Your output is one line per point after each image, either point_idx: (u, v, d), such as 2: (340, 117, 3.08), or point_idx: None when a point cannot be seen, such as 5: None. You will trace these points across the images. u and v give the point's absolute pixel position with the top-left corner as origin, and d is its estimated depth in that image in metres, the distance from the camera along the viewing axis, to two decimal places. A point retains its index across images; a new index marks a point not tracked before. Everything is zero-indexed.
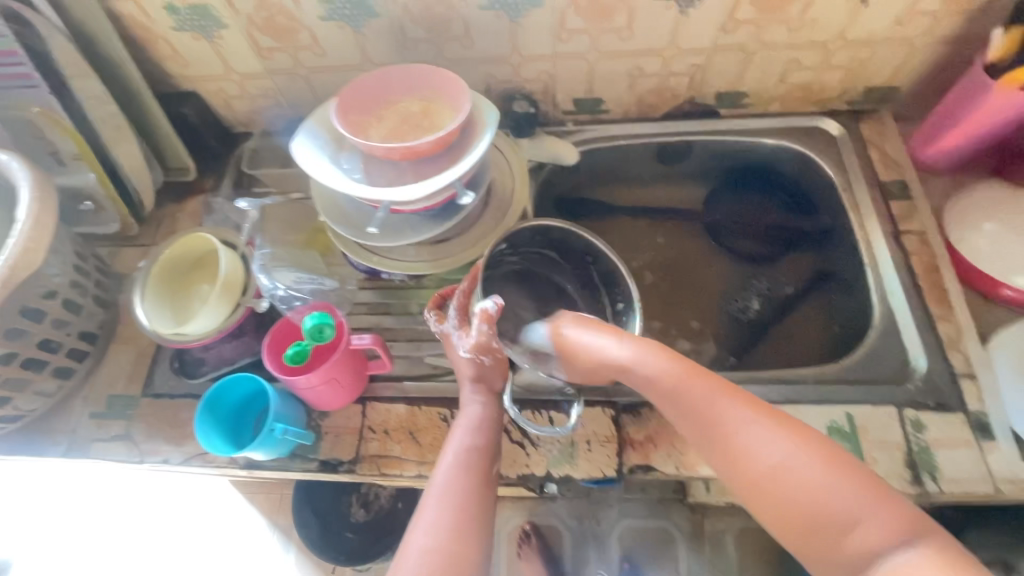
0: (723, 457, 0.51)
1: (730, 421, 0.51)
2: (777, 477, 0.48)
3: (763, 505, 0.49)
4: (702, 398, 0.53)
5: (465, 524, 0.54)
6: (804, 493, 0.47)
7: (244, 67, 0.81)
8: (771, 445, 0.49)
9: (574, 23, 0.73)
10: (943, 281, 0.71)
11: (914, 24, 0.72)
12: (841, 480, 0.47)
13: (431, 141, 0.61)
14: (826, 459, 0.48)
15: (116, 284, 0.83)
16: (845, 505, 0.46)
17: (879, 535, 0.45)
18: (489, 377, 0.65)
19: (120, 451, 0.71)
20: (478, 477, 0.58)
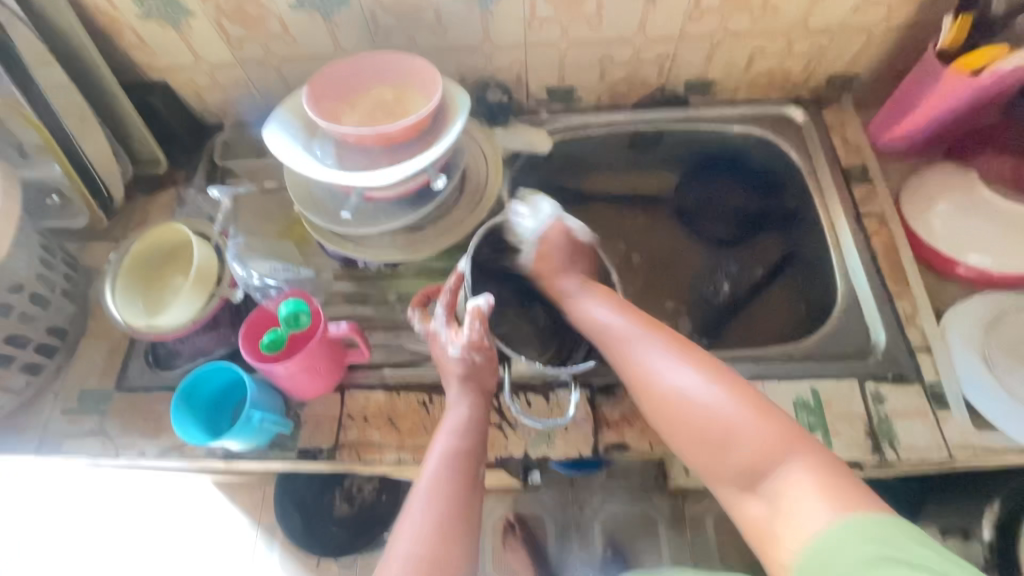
0: (637, 386, 0.59)
1: (645, 356, 0.59)
2: (678, 400, 0.55)
3: (670, 427, 0.56)
4: (624, 335, 0.61)
5: (456, 528, 0.55)
6: (699, 413, 0.54)
7: (214, 57, 0.81)
8: (676, 373, 0.56)
9: (544, 11, 0.74)
10: (901, 260, 0.74)
11: (871, 13, 0.74)
12: (733, 401, 0.53)
13: (403, 127, 0.62)
14: (727, 385, 0.55)
15: (86, 279, 0.81)
16: (733, 424, 0.53)
17: (761, 450, 0.51)
18: (477, 380, 0.65)
19: (94, 446, 0.70)
20: (463, 483, 0.58)
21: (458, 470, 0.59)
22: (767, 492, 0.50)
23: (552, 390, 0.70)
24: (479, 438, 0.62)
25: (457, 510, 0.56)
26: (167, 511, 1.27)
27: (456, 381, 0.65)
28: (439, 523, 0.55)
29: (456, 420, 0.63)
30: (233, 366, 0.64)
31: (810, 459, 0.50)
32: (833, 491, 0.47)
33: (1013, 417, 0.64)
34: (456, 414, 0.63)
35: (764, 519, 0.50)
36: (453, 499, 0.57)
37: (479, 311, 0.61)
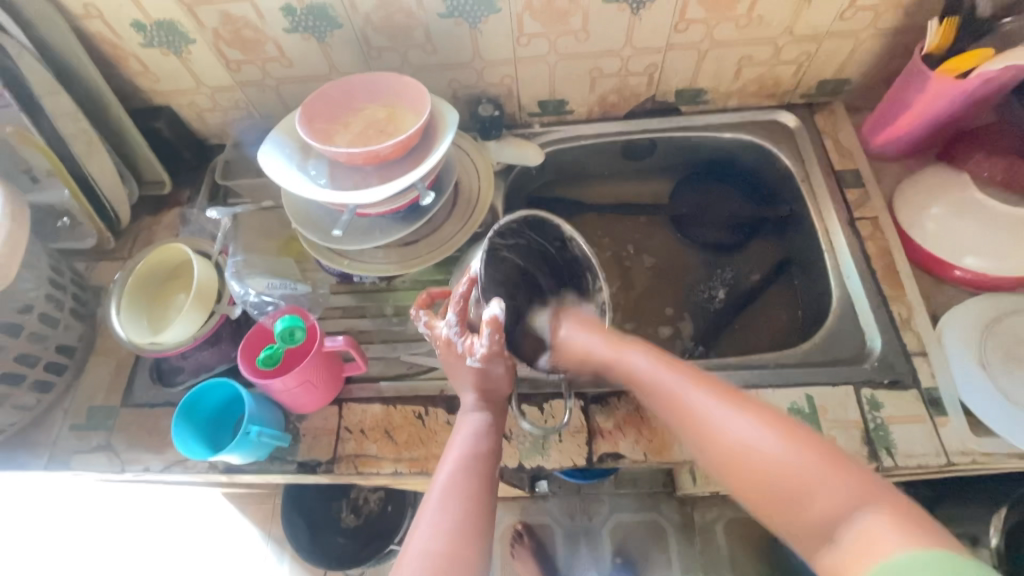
0: (690, 433, 0.53)
1: (696, 403, 0.53)
2: (742, 446, 0.49)
3: (736, 480, 0.49)
4: (674, 386, 0.55)
5: (473, 528, 0.53)
6: (766, 465, 0.47)
7: (214, 81, 0.83)
8: (733, 424, 0.50)
9: (532, 27, 0.75)
10: (895, 264, 0.74)
11: (857, 19, 0.75)
12: (796, 445, 0.48)
13: (392, 146, 0.63)
14: (788, 432, 0.49)
15: (94, 297, 0.84)
16: (800, 473, 0.46)
17: (834, 501, 0.44)
18: (495, 388, 0.65)
19: (101, 461, 0.72)
20: (481, 480, 0.58)
21: (475, 471, 0.58)
22: (843, 544, 0.42)
23: (546, 400, 0.71)
24: (495, 443, 0.62)
25: (473, 510, 0.55)
26: (180, 521, 1.30)
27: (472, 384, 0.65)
28: (454, 521, 0.53)
29: (472, 425, 0.63)
30: (231, 382, 0.66)
31: (895, 511, 0.42)
32: (915, 532, 0.40)
33: (1013, 421, 0.63)
34: (472, 420, 0.64)
35: (841, 570, 0.41)
36: (470, 498, 0.56)
37: (496, 320, 0.58)
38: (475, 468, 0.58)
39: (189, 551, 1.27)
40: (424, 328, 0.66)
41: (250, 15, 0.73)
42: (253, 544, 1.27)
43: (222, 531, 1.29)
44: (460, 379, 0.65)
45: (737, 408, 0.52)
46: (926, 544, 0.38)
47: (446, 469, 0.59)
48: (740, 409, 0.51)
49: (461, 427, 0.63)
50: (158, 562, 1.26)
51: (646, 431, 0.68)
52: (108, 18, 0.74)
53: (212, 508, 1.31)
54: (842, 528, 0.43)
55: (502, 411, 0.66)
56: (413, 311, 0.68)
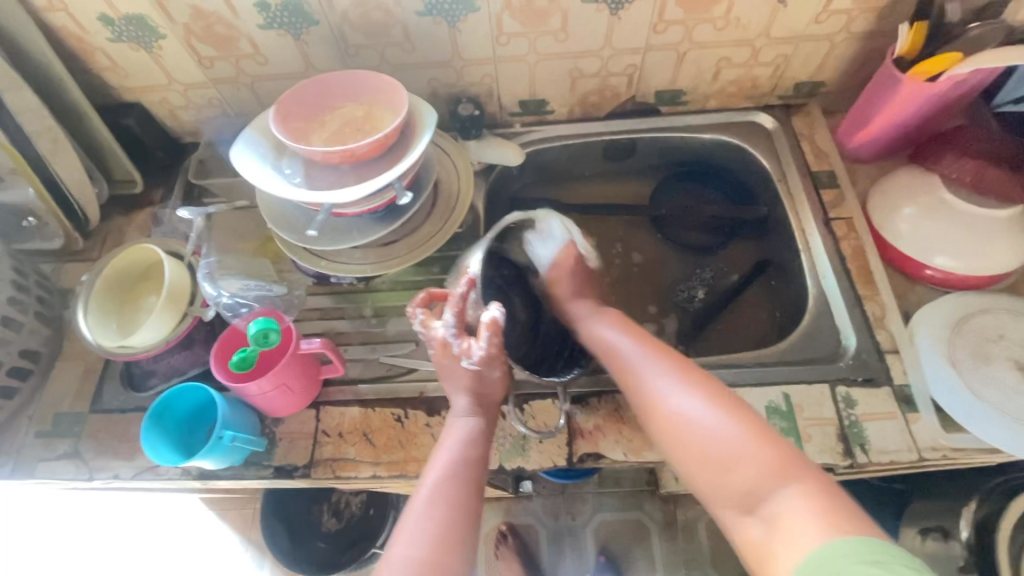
0: (641, 407, 0.61)
1: (650, 379, 0.61)
2: (684, 421, 0.56)
3: (677, 452, 0.57)
4: (633, 361, 0.63)
5: (462, 532, 0.54)
6: (704, 442, 0.55)
7: (187, 78, 0.81)
8: (679, 400, 0.58)
9: (511, 27, 0.75)
10: (869, 263, 0.75)
11: (832, 22, 0.76)
12: (733, 425, 0.55)
13: (369, 145, 0.62)
14: (729, 411, 0.56)
15: (61, 300, 0.82)
16: (733, 450, 0.53)
17: (760, 475, 0.52)
18: (487, 392, 0.65)
19: (68, 469, 0.70)
20: (466, 491, 0.57)
21: (462, 474, 0.58)
22: (763, 517, 0.50)
23: (527, 401, 0.71)
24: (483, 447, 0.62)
25: (458, 516, 0.55)
26: (155, 528, 1.27)
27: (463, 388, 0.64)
28: (442, 526, 0.54)
29: (460, 433, 0.62)
30: (204, 386, 0.64)
31: (809, 483, 0.50)
32: (829, 510, 0.47)
33: (982, 417, 0.64)
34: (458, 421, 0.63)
35: (762, 543, 0.49)
36: (455, 505, 0.56)
37: (492, 322, 0.63)
38: (462, 474, 0.58)
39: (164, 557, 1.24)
40: (420, 325, 0.66)
41: (223, 10, 0.72)
42: (231, 549, 1.24)
43: (199, 536, 1.26)
44: (452, 381, 0.65)
45: (684, 386, 0.59)
46: (841, 532, 0.44)
47: (431, 473, 0.58)
48: (687, 387, 0.59)
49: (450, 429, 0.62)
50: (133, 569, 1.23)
51: (626, 431, 0.68)
52: (74, 11, 0.71)
53: (188, 513, 1.28)
54: (764, 502, 0.51)
55: (492, 418, 0.65)
56: (410, 309, 0.66)
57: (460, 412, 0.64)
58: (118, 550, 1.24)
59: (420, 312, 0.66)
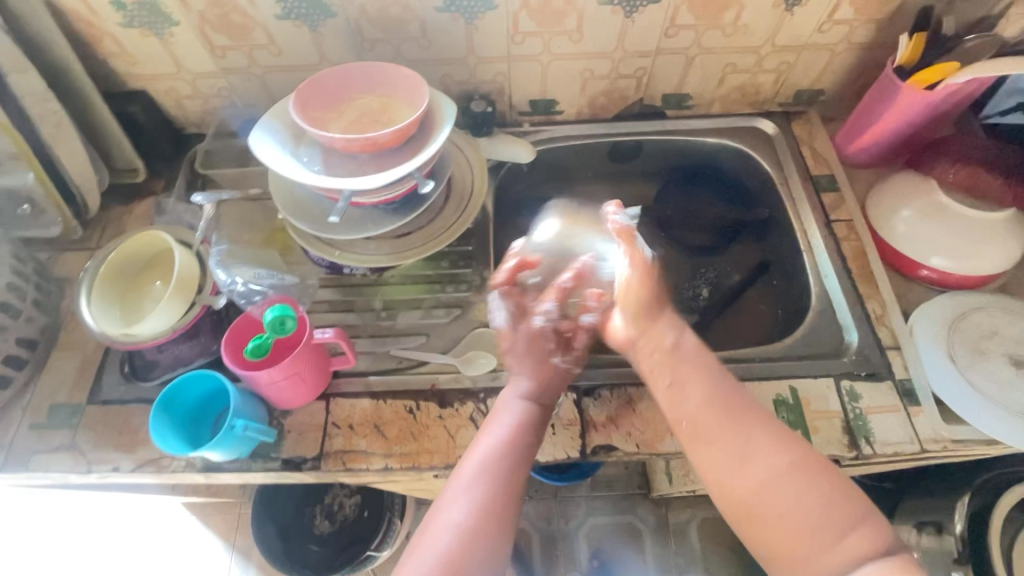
0: (731, 461, 0.53)
1: (741, 425, 0.54)
2: (772, 490, 0.51)
3: (752, 524, 0.52)
4: (725, 404, 0.56)
5: (503, 515, 0.54)
6: (792, 501, 0.50)
7: (198, 67, 0.80)
8: (775, 457, 0.52)
9: (527, 26, 0.77)
10: (869, 264, 0.78)
11: (833, 32, 0.79)
12: (826, 493, 0.50)
13: (391, 134, 0.63)
14: (822, 476, 0.51)
15: (58, 289, 0.79)
16: (823, 520, 0.49)
17: (848, 552, 0.48)
18: (554, 384, 0.64)
19: (65, 462, 0.67)
20: (513, 476, 0.56)
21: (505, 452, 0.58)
22: None
23: None
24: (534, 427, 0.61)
25: (499, 508, 0.54)
26: (134, 533, 1.22)
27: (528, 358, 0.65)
28: (480, 518, 0.53)
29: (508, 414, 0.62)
30: (215, 374, 0.63)
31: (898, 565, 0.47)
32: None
33: (981, 410, 0.67)
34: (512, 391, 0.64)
35: None
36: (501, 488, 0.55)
37: (627, 230, 0.62)
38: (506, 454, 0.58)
39: (146, 561, 1.20)
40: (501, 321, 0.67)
41: None
42: (216, 554, 1.20)
43: (183, 539, 1.22)
44: (520, 366, 0.65)
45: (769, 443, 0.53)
46: None
47: (475, 456, 0.58)
48: (775, 445, 0.53)
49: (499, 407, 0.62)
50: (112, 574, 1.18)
51: (639, 424, 0.69)
52: None
53: (172, 516, 1.24)
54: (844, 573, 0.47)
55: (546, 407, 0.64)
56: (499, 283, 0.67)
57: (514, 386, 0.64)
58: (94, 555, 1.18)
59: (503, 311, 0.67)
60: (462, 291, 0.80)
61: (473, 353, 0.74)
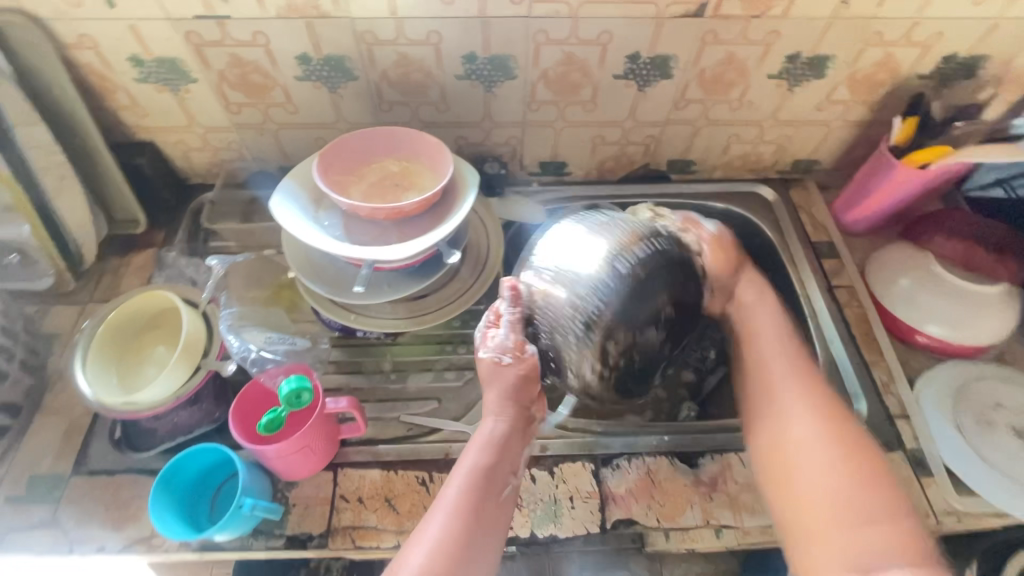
0: (762, 393, 0.63)
1: (791, 401, 0.61)
2: (820, 472, 0.55)
3: (775, 482, 0.58)
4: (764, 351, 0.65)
5: (464, 555, 0.52)
6: (798, 459, 0.57)
7: (210, 122, 0.80)
8: (799, 424, 0.59)
9: (544, 95, 0.78)
10: (872, 332, 0.80)
11: (831, 111, 0.83)
12: (833, 447, 0.57)
13: (416, 204, 0.63)
14: (842, 436, 0.57)
15: (46, 346, 0.75)
16: (818, 476, 0.55)
17: (868, 543, 0.51)
18: (518, 404, 0.61)
19: (43, 541, 0.62)
20: (477, 511, 0.55)
21: (472, 491, 0.55)
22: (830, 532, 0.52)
23: (556, 464, 0.69)
24: (505, 455, 0.59)
25: (463, 553, 0.52)
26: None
27: (505, 390, 0.61)
28: (441, 564, 0.50)
29: (467, 462, 0.58)
30: (222, 447, 0.60)
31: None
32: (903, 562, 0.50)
33: (989, 480, 0.68)
34: (490, 427, 0.61)
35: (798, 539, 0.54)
36: (471, 524, 0.54)
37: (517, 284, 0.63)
38: (472, 492, 0.55)
39: None
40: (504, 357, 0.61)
41: (262, 60, 0.72)
42: None
43: None
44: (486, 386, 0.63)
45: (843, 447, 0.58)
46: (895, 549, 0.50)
47: (443, 502, 0.55)
48: (813, 421, 0.58)
49: (473, 445, 0.60)
50: None
51: (659, 497, 0.67)
52: (104, 49, 0.69)
53: None
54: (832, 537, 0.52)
55: (522, 434, 0.62)
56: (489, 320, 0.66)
57: (490, 412, 0.61)
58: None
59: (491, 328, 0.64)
60: (474, 353, 0.78)
61: None
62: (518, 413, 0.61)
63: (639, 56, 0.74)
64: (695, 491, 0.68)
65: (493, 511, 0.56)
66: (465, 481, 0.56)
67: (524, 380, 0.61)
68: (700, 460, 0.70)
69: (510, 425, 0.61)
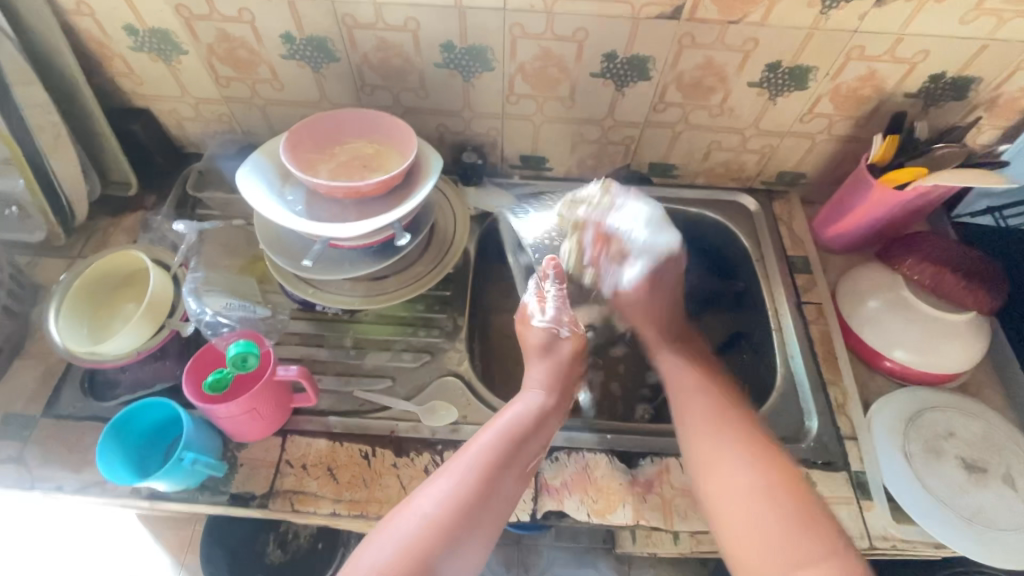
0: (694, 423, 0.65)
1: (719, 436, 0.63)
2: (750, 496, 0.58)
3: (728, 524, 0.58)
4: (695, 387, 0.69)
5: (478, 507, 0.57)
6: (735, 495, 0.59)
7: (201, 93, 0.83)
8: (732, 458, 0.61)
9: (522, 88, 0.79)
10: (835, 350, 0.79)
11: (814, 123, 0.82)
12: (765, 476, 0.59)
13: (373, 184, 0.65)
14: (764, 458, 0.61)
15: (33, 295, 0.80)
16: (751, 507, 0.58)
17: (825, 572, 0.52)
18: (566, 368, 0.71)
19: (7, 475, 0.66)
20: (504, 463, 0.60)
21: (492, 456, 0.59)
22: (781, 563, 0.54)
23: None
24: (534, 433, 0.64)
25: (473, 511, 0.56)
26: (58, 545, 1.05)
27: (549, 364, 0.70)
28: (450, 509, 0.55)
29: (506, 418, 0.64)
30: (172, 403, 0.64)
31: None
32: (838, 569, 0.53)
33: (930, 509, 0.67)
34: (530, 390, 0.68)
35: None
36: (494, 476, 0.59)
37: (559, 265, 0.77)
38: (492, 457, 0.59)
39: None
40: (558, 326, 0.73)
41: (248, 36, 0.74)
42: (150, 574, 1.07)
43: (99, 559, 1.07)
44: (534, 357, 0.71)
45: (743, 456, 0.61)
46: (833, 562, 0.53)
47: (470, 450, 0.60)
48: (739, 452, 0.62)
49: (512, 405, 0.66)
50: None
51: (593, 492, 0.68)
52: (100, 18, 0.73)
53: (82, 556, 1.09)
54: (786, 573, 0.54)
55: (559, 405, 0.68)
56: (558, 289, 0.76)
57: (531, 391, 0.67)
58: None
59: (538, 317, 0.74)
60: (433, 337, 0.80)
61: (435, 402, 0.75)
62: (560, 389, 0.69)
63: (616, 56, 0.74)
64: (629, 491, 0.69)
65: (509, 483, 0.59)
66: (487, 444, 0.61)
67: (566, 366, 0.70)
68: (639, 461, 0.71)
69: (551, 398, 0.67)
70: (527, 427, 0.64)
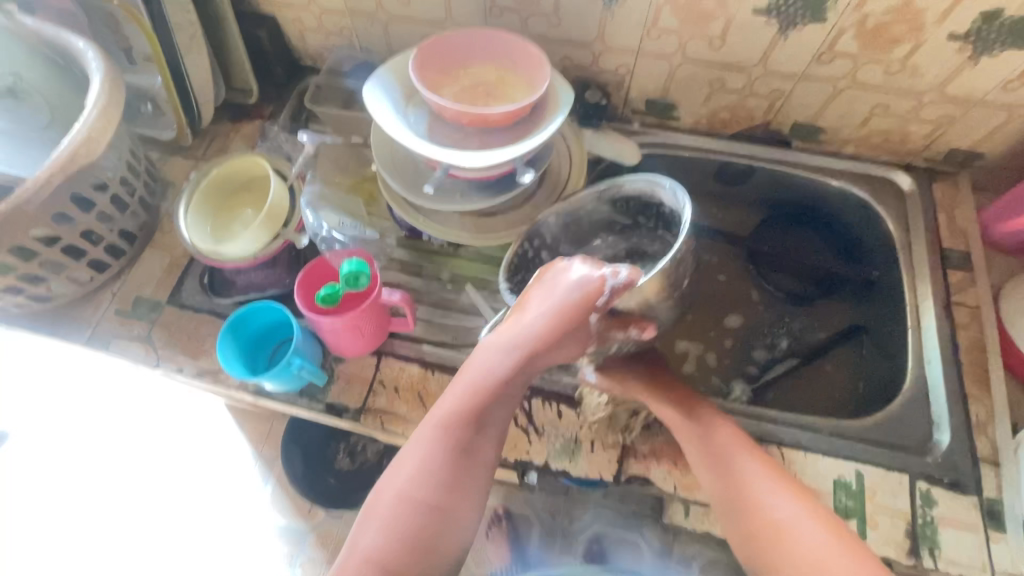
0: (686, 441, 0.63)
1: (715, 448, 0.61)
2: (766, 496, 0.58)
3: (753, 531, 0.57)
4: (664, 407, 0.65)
5: (455, 472, 0.55)
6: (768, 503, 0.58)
7: (327, 3, 0.80)
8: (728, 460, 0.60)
9: (667, 21, 0.70)
10: (985, 361, 0.69)
11: (1019, 93, 0.68)
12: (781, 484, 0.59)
13: (502, 113, 0.61)
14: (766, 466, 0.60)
15: (162, 190, 0.84)
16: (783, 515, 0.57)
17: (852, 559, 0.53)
18: (564, 320, 0.58)
19: (138, 352, 0.72)
20: (474, 423, 0.56)
21: (461, 418, 0.56)
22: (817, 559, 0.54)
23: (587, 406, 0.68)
24: (512, 388, 0.58)
25: (446, 477, 0.55)
26: (152, 443, 1.10)
27: (541, 308, 0.59)
28: (424, 483, 0.55)
29: (477, 373, 0.58)
30: (284, 310, 0.66)
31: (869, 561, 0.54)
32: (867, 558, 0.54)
33: None
34: (503, 341, 0.59)
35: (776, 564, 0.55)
36: (465, 435, 0.56)
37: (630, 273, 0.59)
38: (465, 419, 0.56)
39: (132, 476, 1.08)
40: (604, 302, 0.59)
41: None
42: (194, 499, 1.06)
43: (166, 464, 1.09)
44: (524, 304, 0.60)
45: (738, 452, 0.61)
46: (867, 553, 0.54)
47: (436, 416, 0.57)
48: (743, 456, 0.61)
49: (481, 355, 0.59)
50: (108, 490, 1.08)
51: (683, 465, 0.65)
52: None
53: (132, 471, 1.08)
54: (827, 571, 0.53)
55: (544, 357, 0.59)
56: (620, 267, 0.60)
57: (505, 346, 0.59)
58: (96, 462, 1.09)
59: (638, 334, 0.62)
60: None
61: None
62: (551, 333, 0.58)
63: None
64: None
65: (484, 442, 0.57)
66: (459, 402, 0.57)
67: (578, 316, 0.58)
68: None
69: (537, 344, 0.58)
70: (506, 383, 0.58)
